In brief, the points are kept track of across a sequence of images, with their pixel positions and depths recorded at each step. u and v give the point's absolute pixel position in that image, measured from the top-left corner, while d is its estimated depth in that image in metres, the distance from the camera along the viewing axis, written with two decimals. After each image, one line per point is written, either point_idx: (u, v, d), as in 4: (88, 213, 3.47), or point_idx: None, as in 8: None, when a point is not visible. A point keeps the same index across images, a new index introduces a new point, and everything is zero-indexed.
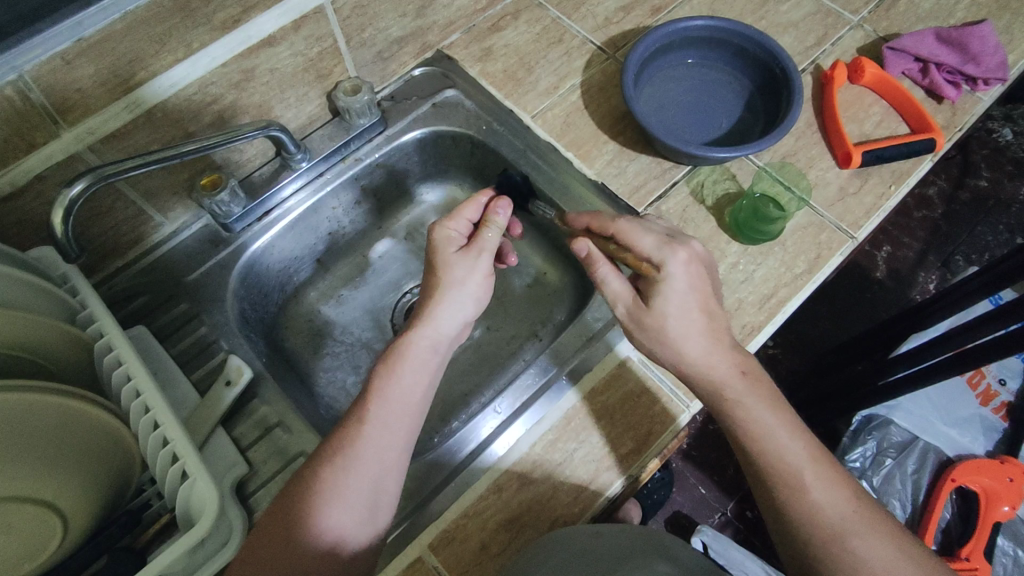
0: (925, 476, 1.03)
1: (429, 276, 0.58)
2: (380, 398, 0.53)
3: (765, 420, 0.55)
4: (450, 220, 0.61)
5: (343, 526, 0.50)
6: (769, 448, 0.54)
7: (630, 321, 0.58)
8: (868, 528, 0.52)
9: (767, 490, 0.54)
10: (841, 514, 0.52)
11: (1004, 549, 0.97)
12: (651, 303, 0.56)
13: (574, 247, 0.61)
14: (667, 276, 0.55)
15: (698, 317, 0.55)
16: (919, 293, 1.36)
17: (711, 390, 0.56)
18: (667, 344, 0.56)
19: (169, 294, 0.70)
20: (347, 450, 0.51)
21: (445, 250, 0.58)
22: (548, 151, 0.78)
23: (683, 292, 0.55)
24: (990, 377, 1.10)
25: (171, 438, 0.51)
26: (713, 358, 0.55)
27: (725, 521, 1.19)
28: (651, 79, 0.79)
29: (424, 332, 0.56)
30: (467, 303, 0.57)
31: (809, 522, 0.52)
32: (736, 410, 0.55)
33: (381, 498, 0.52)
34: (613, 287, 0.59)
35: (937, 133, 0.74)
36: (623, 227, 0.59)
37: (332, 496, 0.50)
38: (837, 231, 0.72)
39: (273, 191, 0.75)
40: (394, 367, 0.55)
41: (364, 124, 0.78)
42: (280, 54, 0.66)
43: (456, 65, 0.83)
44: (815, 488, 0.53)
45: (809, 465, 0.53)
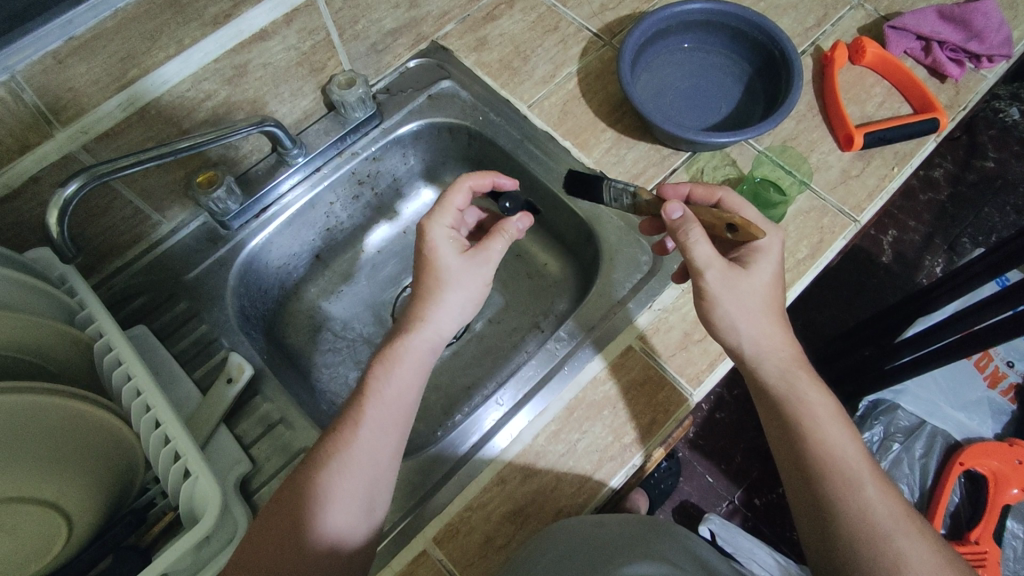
0: (933, 460, 1.02)
1: (424, 275, 0.57)
2: (376, 400, 0.53)
3: (825, 412, 0.54)
4: (442, 216, 0.58)
5: (345, 525, 0.50)
6: (828, 440, 0.53)
7: (719, 288, 0.55)
8: (916, 532, 0.50)
9: (817, 483, 0.52)
10: (892, 515, 0.50)
11: (1015, 532, 0.95)
12: (749, 272, 0.56)
13: (669, 206, 0.57)
14: (767, 248, 0.57)
15: (778, 295, 0.57)
16: (926, 276, 1.35)
17: (783, 372, 0.56)
18: (753, 311, 0.56)
19: (169, 293, 0.70)
20: (340, 452, 0.51)
21: (445, 250, 0.56)
22: (546, 140, 0.77)
23: (774, 267, 0.57)
24: (997, 359, 1.09)
25: (172, 437, 0.51)
26: (785, 338, 0.57)
27: (733, 508, 1.19)
28: (647, 66, 0.78)
29: (424, 334, 0.55)
30: (467, 305, 0.57)
31: (858, 518, 0.50)
32: (799, 399, 0.55)
33: (377, 499, 0.52)
34: (705, 250, 0.54)
35: (941, 112, 0.73)
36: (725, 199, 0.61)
37: (331, 496, 0.50)
38: (840, 214, 0.71)
39: (271, 187, 0.74)
40: (390, 367, 0.54)
41: (359, 117, 0.77)
42: (272, 49, 0.66)
43: (451, 56, 0.83)
44: (869, 485, 0.52)
45: (864, 463, 0.53)
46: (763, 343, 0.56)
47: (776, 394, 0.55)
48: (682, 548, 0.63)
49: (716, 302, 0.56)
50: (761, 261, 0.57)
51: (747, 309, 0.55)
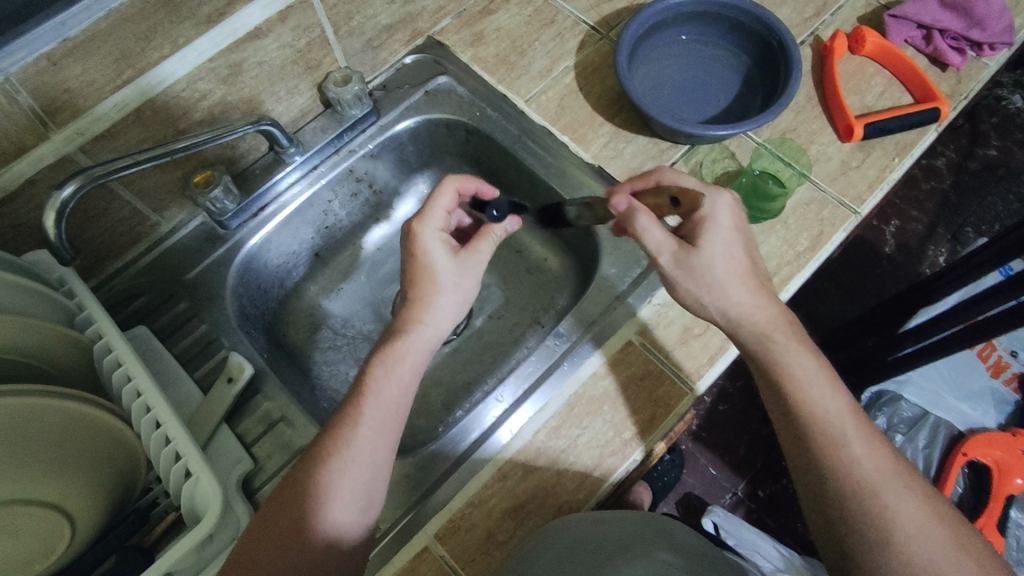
0: (936, 451, 1.02)
1: (414, 277, 0.57)
2: (376, 399, 0.53)
3: (810, 374, 0.54)
4: (432, 220, 0.58)
5: (345, 523, 0.50)
6: (813, 399, 0.53)
7: (676, 269, 0.56)
8: (903, 484, 0.51)
9: (805, 445, 0.53)
10: (879, 470, 0.51)
11: (1018, 522, 0.95)
12: (699, 245, 0.55)
13: (613, 201, 0.58)
14: (713, 214, 0.55)
15: (741, 257, 0.55)
16: (929, 266, 1.34)
17: (761, 336, 0.55)
18: (715, 287, 0.55)
19: (169, 293, 0.70)
20: (341, 452, 0.51)
21: (438, 253, 0.57)
22: (543, 135, 0.77)
23: (728, 230, 0.55)
24: (1001, 349, 1.08)
25: (173, 438, 0.51)
26: (757, 300, 0.55)
27: (736, 501, 1.19)
28: (645, 59, 0.77)
29: (421, 337, 0.55)
30: (460, 306, 0.58)
31: (844, 476, 0.51)
32: (782, 360, 0.54)
33: (375, 495, 0.52)
34: (654, 237, 0.56)
35: (942, 102, 0.72)
36: (666, 175, 0.60)
37: (331, 495, 0.50)
38: (840, 206, 0.70)
39: (269, 186, 0.74)
40: (389, 368, 0.54)
41: (356, 115, 0.77)
42: (267, 47, 0.65)
43: (448, 51, 0.82)
44: (856, 442, 0.52)
45: (851, 420, 0.53)
46: (729, 310, 0.55)
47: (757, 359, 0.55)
48: (685, 545, 0.63)
49: (679, 284, 0.56)
50: (708, 232, 0.55)
51: (708, 284, 0.55)
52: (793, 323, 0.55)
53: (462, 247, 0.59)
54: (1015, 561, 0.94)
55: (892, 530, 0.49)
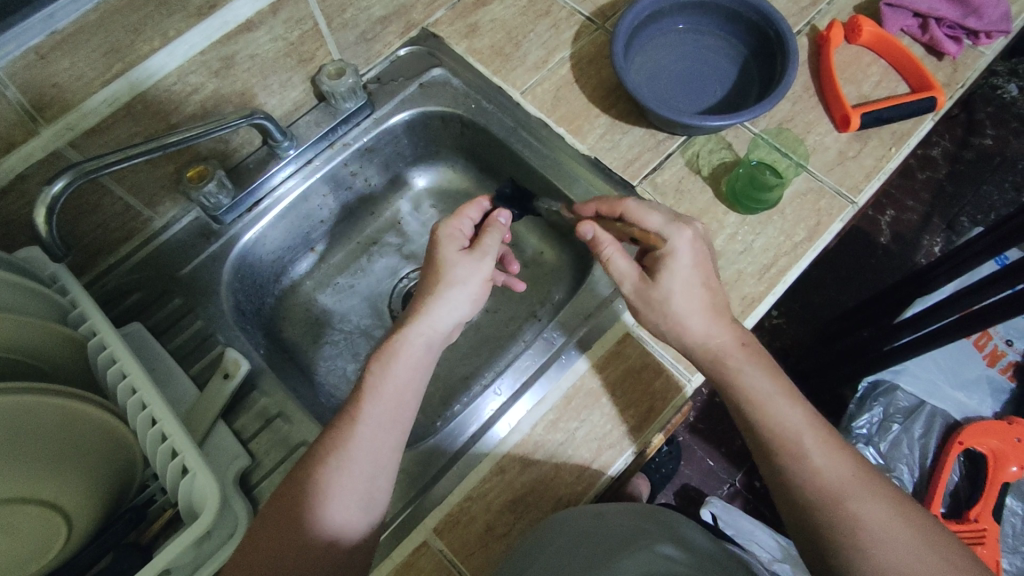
0: (932, 440, 1.03)
1: (427, 275, 0.58)
2: (372, 395, 0.54)
3: (766, 389, 0.55)
4: (455, 220, 0.62)
5: (342, 518, 0.50)
6: (771, 415, 0.54)
7: (637, 300, 0.58)
8: (868, 490, 0.51)
9: (770, 459, 0.54)
10: (841, 477, 0.51)
11: (1014, 510, 0.96)
12: (659, 280, 0.57)
13: (579, 229, 0.61)
14: (674, 251, 0.57)
15: (699, 293, 0.56)
16: (924, 257, 1.35)
17: (713, 359, 0.56)
18: (672, 318, 0.57)
19: (163, 290, 0.69)
20: (338, 450, 0.51)
21: (446, 248, 0.59)
22: (539, 127, 0.76)
23: (687, 269, 0.56)
24: (996, 338, 1.09)
25: (169, 434, 0.50)
26: (717, 327, 0.56)
27: (734, 491, 1.19)
28: (641, 49, 0.77)
29: (419, 329, 0.55)
30: (465, 303, 0.57)
31: (810, 487, 0.51)
32: (738, 379, 0.55)
33: (376, 497, 0.52)
34: (618, 266, 0.59)
35: (939, 91, 0.72)
36: (630, 207, 0.60)
37: (328, 495, 0.50)
38: (837, 196, 0.70)
39: (262, 180, 0.74)
40: (387, 363, 0.55)
41: (350, 108, 0.76)
42: (259, 40, 0.65)
43: (442, 43, 0.81)
44: (816, 453, 0.52)
45: (809, 431, 0.53)
46: (685, 338, 0.57)
47: (716, 378, 0.57)
48: (685, 535, 0.63)
49: (641, 315, 0.59)
50: (669, 268, 0.57)
51: (665, 317, 0.57)
52: (747, 347, 0.56)
53: (472, 245, 0.60)
54: (1009, 547, 0.96)
55: (863, 539, 0.49)
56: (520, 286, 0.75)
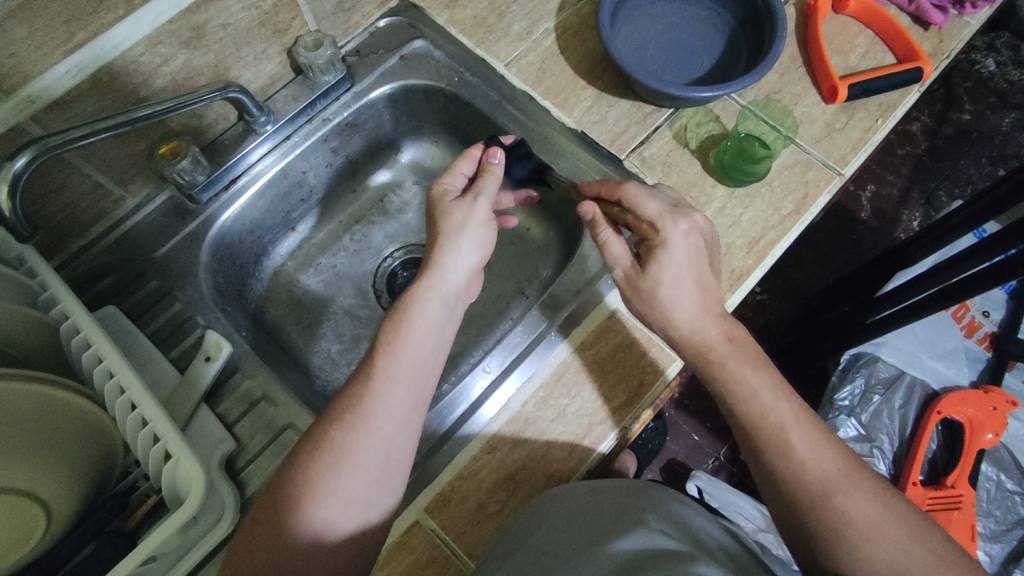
0: (912, 409, 1.05)
1: (432, 232, 0.59)
2: (387, 353, 0.53)
3: (752, 382, 0.54)
4: (446, 176, 0.63)
5: (335, 514, 0.47)
6: (756, 408, 0.54)
7: (627, 287, 0.58)
8: (853, 484, 0.51)
9: (756, 453, 0.54)
10: (826, 470, 0.51)
11: (988, 474, 1.01)
12: (649, 269, 0.56)
13: (579, 207, 0.60)
14: (666, 243, 0.56)
15: (689, 282, 0.56)
16: (904, 231, 1.36)
17: (699, 352, 0.56)
18: (659, 306, 0.56)
19: (138, 272, 0.67)
20: (357, 408, 0.50)
21: (444, 201, 0.60)
22: (524, 100, 0.75)
23: (680, 258, 0.56)
24: (974, 309, 1.10)
25: (150, 419, 0.49)
26: (705, 319, 0.56)
27: (719, 465, 1.22)
28: (627, 19, 0.75)
29: (431, 283, 0.55)
30: (473, 249, 0.58)
31: (797, 482, 0.51)
32: (722, 373, 0.55)
33: (395, 457, 0.51)
34: (612, 250, 0.59)
35: (925, 61, 0.72)
36: (630, 191, 0.60)
37: (341, 463, 0.48)
38: (824, 168, 0.70)
39: (239, 157, 0.71)
40: (402, 322, 0.54)
41: (329, 81, 0.73)
42: (230, 9, 0.62)
43: (423, 14, 0.79)
44: (801, 446, 0.52)
45: (794, 423, 0.53)
46: (673, 328, 0.57)
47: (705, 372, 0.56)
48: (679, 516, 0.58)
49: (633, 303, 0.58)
50: (659, 258, 0.56)
51: (653, 306, 0.57)
52: (737, 338, 0.56)
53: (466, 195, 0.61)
54: (983, 510, 1.01)
55: (849, 533, 0.49)
56: (510, 222, 0.78)
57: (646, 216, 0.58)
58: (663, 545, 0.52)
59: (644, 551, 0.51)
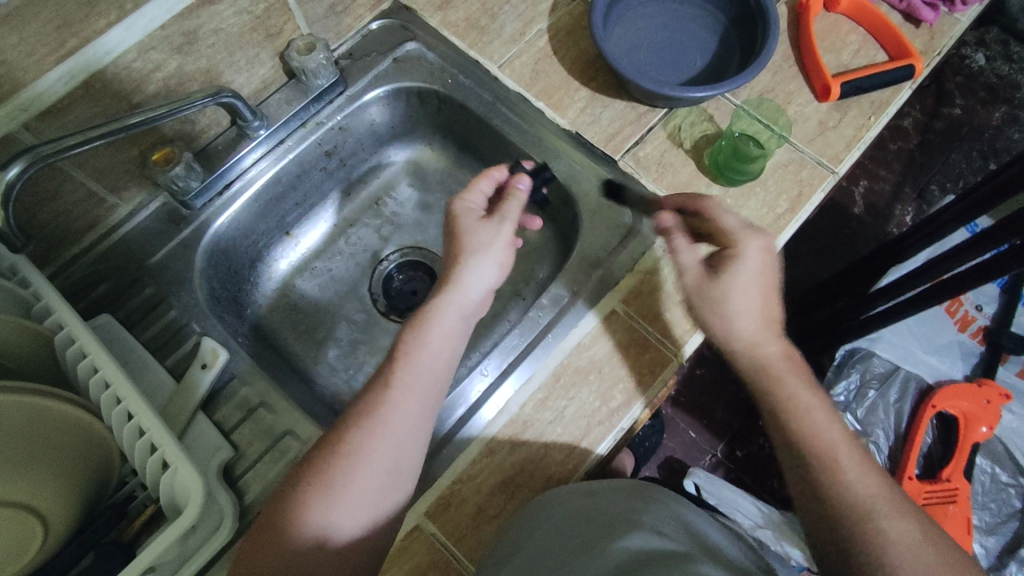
0: (906, 404, 1.06)
1: (451, 247, 0.58)
2: (405, 361, 0.53)
3: (801, 398, 0.55)
4: (467, 194, 0.61)
5: (340, 519, 0.48)
6: (803, 424, 0.54)
7: (691, 295, 0.59)
8: (895, 512, 0.50)
9: (800, 468, 0.54)
10: (868, 495, 0.51)
11: (983, 467, 1.02)
12: (721, 278, 0.57)
13: (661, 215, 0.62)
14: (744, 256, 0.57)
15: (758, 297, 0.57)
16: (897, 226, 1.37)
17: (758, 366, 0.57)
18: (727, 314, 0.57)
19: (133, 279, 0.67)
20: (372, 415, 0.50)
21: (466, 219, 0.59)
22: (518, 102, 0.74)
23: (750, 274, 0.57)
24: (967, 303, 1.10)
25: (148, 428, 0.48)
26: (764, 335, 0.57)
27: (717, 461, 1.23)
28: (619, 19, 0.75)
29: (452, 297, 0.55)
30: (493, 268, 0.57)
31: (838, 500, 0.51)
32: (775, 386, 0.56)
33: (406, 467, 0.51)
34: (684, 257, 0.59)
35: (916, 59, 0.72)
36: (709, 205, 0.60)
37: (351, 468, 0.49)
38: (818, 166, 0.70)
39: (233, 161, 0.71)
40: (421, 331, 0.54)
41: (323, 84, 0.73)
42: (222, 14, 0.61)
43: (416, 16, 0.79)
44: (847, 466, 0.52)
45: (843, 444, 0.53)
46: (735, 340, 0.57)
47: (759, 382, 0.57)
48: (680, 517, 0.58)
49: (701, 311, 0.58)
50: (732, 269, 0.57)
51: (722, 313, 0.57)
52: (794, 358, 0.57)
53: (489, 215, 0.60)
54: (979, 503, 1.01)
55: (886, 556, 0.48)
56: (536, 224, 0.74)
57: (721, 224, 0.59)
58: (658, 547, 0.52)
59: (645, 553, 0.52)
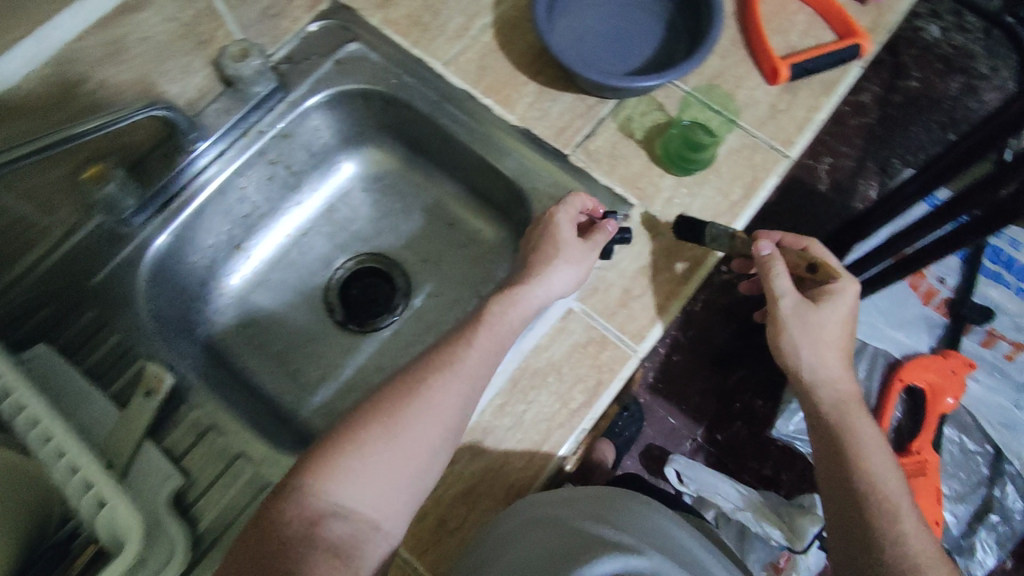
0: (876, 380, 1.05)
1: (542, 241, 0.63)
2: (488, 327, 0.58)
3: (877, 449, 0.64)
4: (572, 202, 0.64)
5: (376, 462, 0.52)
6: (880, 474, 0.63)
7: (793, 317, 0.64)
8: (938, 566, 0.59)
9: (861, 511, 0.61)
10: (921, 547, 0.59)
11: (952, 437, 1.04)
12: (823, 305, 0.64)
13: (760, 244, 0.65)
14: (843, 291, 0.65)
15: (846, 329, 0.65)
16: (861, 201, 1.38)
17: (838, 401, 0.65)
18: (819, 341, 0.64)
19: (72, 304, 0.64)
20: (451, 367, 0.56)
21: (564, 229, 0.63)
22: (465, 99, 0.73)
23: (846, 310, 0.65)
24: (929, 277, 1.12)
25: (82, 465, 0.46)
26: (844, 376, 0.66)
27: (697, 446, 1.23)
28: (563, 10, 0.74)
29: (536, 291, 0.60)
30: (571, 278, 0.62)
31: (894, 547, 0.59)
32: (857, 433, 0.64)
33: (446, 437, 0.54)
34: (783, 283, 0.64)
35: (863, 38, 0.72)
36: (816, 248, 0.69)
37: (411, 415, 0.53)
38: (770, 150, 0.70)
39: (173, 176, 0.68)
40: (509, 303, 0.60)
41: (261, 92, 0.70)
42: (149, 21, 0.60)
43: (356, 16, 0.76)
44: (904, 517, 0.61)
45: (899, 496, 0.62)
46: (821, 372, 0.65)
47: (837, 426, 0.65)
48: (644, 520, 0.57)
49: (786, 328, 0.64)
50: (832, 301, 0.64)
51: (814, 335, 0.64)
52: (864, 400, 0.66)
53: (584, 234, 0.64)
54: (950, 472, 1.03)
55: None
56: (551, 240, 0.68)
57: (828, 265, 0.66)
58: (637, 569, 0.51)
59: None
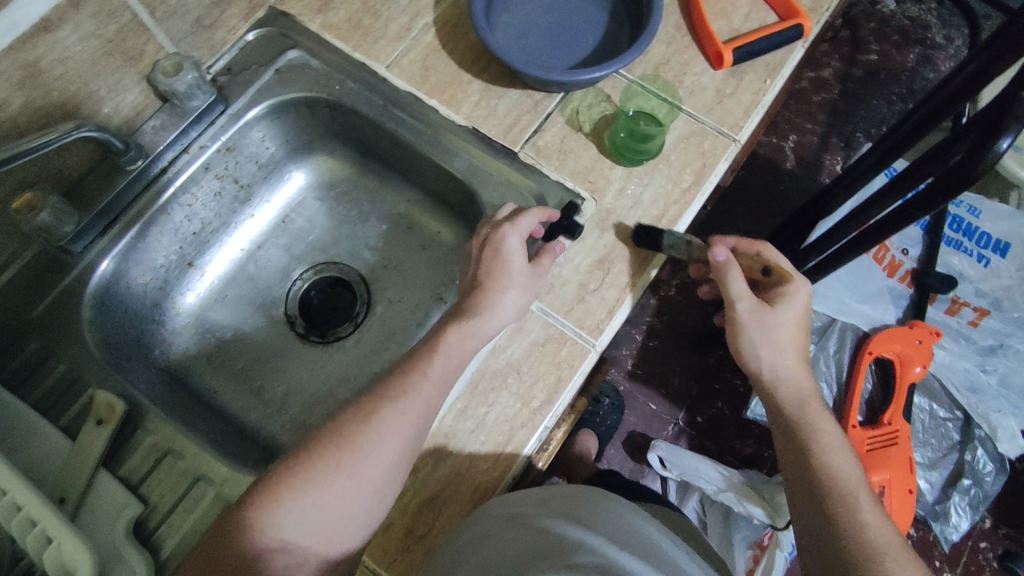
0: (845, 355, 1.09)
1: (491, 268, 0.59)
2: (441, 356, 0.55)
3: (835, 441, 0.63)
4: (519, 224, 0.60)
5: (317, 503, 0.50)
6: (837, 466, 0.61)
7: (748, 320, 0.63)
8: (906, 557, 0.56)
9: (821, 505, 0.60)
10: (887, 539, 0.57)
11: (922, 406, 1.11)
12: (777, 307, 0.63)
13: (715, 248, 0.63)
14: (797, 291, 0.64)
15: (798, 327, 0.64)
16: (827, 176, 1.39)
17: (795, 397, 0.64)
18: (775, 342, 0.64)
19: (15, 335, 0.62)
20: (400, 398, 0.53)
21: (515, 257, 0.59)
22: (410, 101, 0.72)
23: (800, 309, 0.64)
24: (893, 248, 1.12)
25: (23, 503, 0.45)
26: (801, 372, 0.65)
27: (679, 429, 1.23)
28: (504, 7, 0.73)
29: (489, 325, 0.57)
30: (521, 306, 0.59)
31: (856, 539, 0.57)
32: (814, 425, 0.63)
33: (389, 477, 0.52)
34: (738, 288, 0.63)
35: (805, 17, 0.72)
36: (767, 248, 0.68)
37: (355, 453, 0.51)
38: (719, 135, 0.70)
39: (114, 197, 0.66)
40: (463, 331, 0.56)
41: (199, 105, 0.69)
42: (66, 40, 0.56)
43: (294, 22, 0.75)
44: (866, 509, 0.59)
45: (861, 489, 0.60)
46: (779, 370, 0.64)
47: (794, 418, 0.64)
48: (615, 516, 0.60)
49: (742, 329, 0.64)
50: (787, 301, 0.64)
51: (770, 336, 0.63)
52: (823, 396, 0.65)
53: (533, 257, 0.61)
54: (920, 441, 1.11)
55: None
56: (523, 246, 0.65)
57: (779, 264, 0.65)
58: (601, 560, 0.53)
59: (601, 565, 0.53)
